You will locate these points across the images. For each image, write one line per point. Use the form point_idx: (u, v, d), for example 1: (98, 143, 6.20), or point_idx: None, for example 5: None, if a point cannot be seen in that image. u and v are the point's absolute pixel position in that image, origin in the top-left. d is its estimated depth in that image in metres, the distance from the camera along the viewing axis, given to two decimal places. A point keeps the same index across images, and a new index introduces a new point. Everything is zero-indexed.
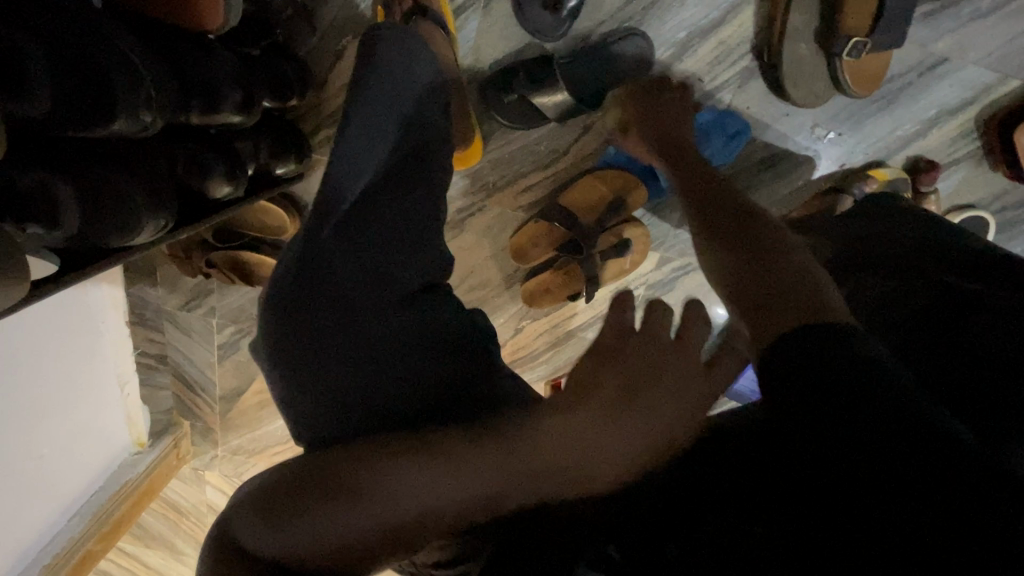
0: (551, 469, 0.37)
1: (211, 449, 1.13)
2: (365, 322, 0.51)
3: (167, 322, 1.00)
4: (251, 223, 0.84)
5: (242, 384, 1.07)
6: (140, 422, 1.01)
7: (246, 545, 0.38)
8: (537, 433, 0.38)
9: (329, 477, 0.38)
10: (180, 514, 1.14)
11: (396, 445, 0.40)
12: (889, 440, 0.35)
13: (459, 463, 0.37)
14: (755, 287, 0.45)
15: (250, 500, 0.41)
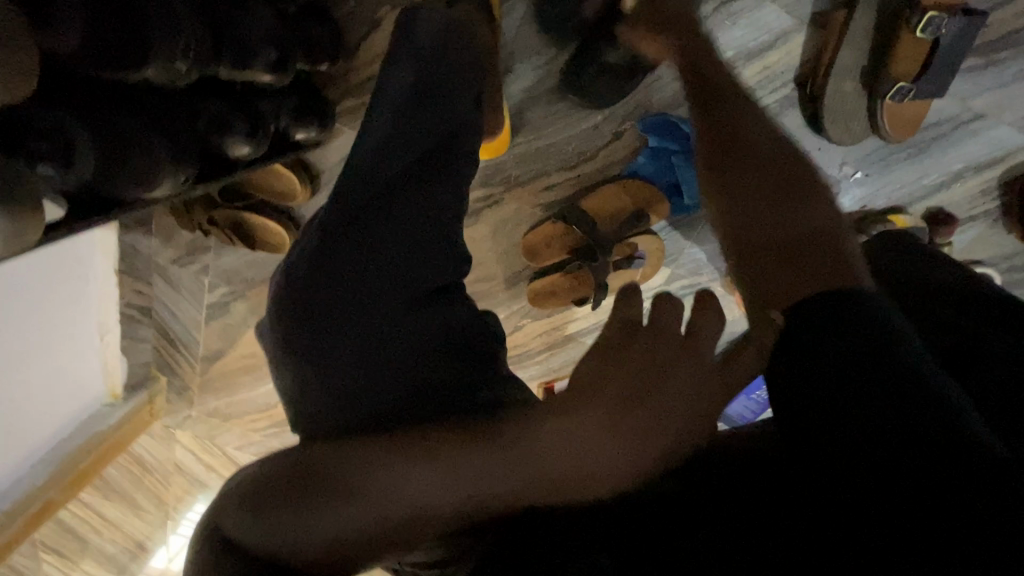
0: (545, 467, 0.35)
1: (185, 409, 1.12)
2: (370, 305, 0.51)
3: (155, 275, 0.95)
4: (260, 185, 0.81)
5: (225, 347, 1.03)
6: (117, 373, 0.97)
7: (232, 536, 0.37)
8: (533, 432, 0.37)
9: (318, 478, 0.38)
10: (145, 470, 1.11)
11: (393, 445, 0.40)
12: (926, 489, 0.31)
13: (451, 461, 0.36)
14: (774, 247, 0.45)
15: (240, 497, 0.40)
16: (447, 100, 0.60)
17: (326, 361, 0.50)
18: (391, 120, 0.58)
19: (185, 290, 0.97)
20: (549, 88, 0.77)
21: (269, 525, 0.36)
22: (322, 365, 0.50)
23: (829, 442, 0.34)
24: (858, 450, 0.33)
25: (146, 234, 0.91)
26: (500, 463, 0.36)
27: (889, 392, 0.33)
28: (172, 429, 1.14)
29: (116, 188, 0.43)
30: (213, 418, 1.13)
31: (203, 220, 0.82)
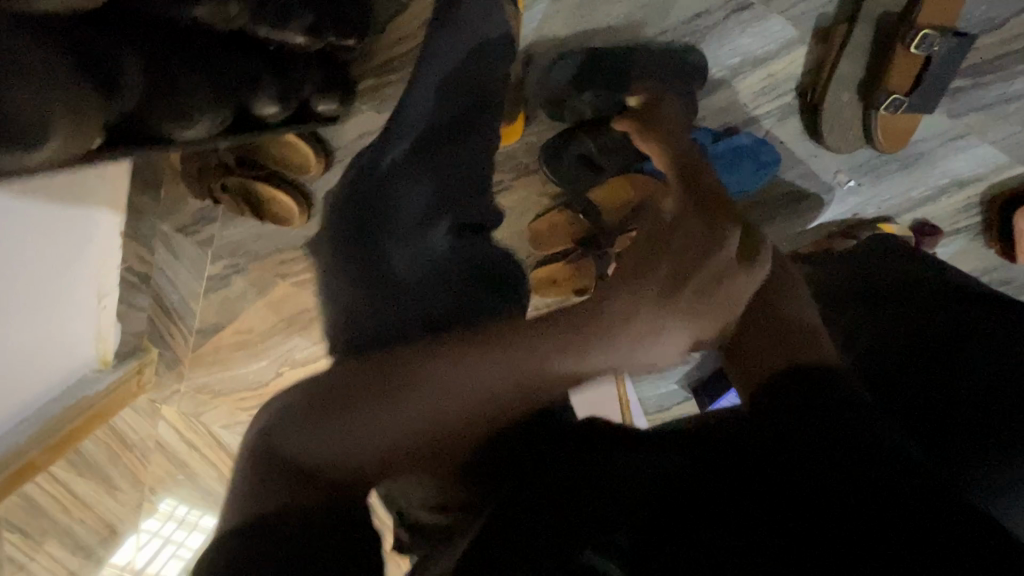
0: (558, 374, 0.43)
1: (173, 383, 1.11)
2: (416, 227, 0.60)
3: (158, 243, 0.95)
4: (276, 156, 0.82)
5: (221, 320, 1.02)
6: (110, 340, 0.97)
7: (292, 450, 0.40)
8: (576, 334, 0.44)
9: (366, 386, 0.43)
10: (125, 445, 1.09)
11: (444, 349, 0.46)
12: (878, 480, 0.34)
13: (505, 349, 0.44)
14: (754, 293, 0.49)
15: (291, 417, 0.42)
16: (485, 66, 0.68)
17: (373, 270, 0.57)
18: (439, 83, 0.67)
19: (186, 260, 0.97)
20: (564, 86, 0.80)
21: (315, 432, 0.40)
22: (371, 275, 0.57)
23: (807, 450, 0.36)
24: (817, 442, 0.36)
25: (152, 200, 0.91)
26: (541, 354, 0.43)
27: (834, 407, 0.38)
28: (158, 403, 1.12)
29: (157, 118, 0.47)
30: (202, 394, 1.12)
31: (215, 186, 0.82)
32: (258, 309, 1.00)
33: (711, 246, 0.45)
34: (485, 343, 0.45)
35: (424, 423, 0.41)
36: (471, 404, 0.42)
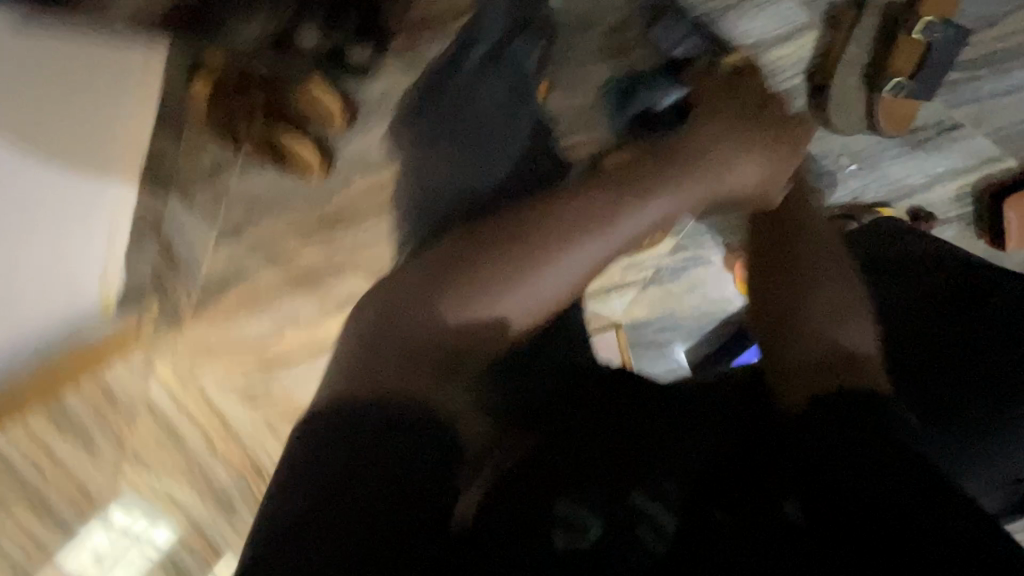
0: (605, 250, 0.61)
1: (170, 342, 1.08)
2: (468, 137, 0.79)
3: (174, 190, 0.96)
4: (300, 106, 0.84)
5: (229, 275, 1.03)
6: (114, 283, 0.97)
7: (385, 312, 0.55)
8: (586, 226, 0.60)
9: (461, 262, 0.58)
10: (112, 407, 1.05)
11: (512, 228, 0.60)
12: (895, 505, 0.44)
13: (561, 227, 0.60)
14: (783, 321, 0.65)
15: (389, 292, 0.57)
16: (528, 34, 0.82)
17: (438, 168, 0.80)
18: (496, 30, 0.80)
19: (201, 209, 0.98)
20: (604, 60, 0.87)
21: (419, 310, 0.55)
22: (437, 174, 0.79)
23: (848, 468, 0.47)
24: (856, 470, 0.47)
25: (175, 143, 0.92)
26: (586, 244, 0.60)
27: (876, 442, 0.48)
28: (153, 362, 1.08)
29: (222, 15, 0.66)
30: (197, 353, 1.09)
31: (244, 129, 0.85)
32: (267, 265, 1.00)
33: (702, 171, 0.70)
34: (542, 233, 0.59)
35: (497, 294, 0.56)
36: (535, 283, 0.58)
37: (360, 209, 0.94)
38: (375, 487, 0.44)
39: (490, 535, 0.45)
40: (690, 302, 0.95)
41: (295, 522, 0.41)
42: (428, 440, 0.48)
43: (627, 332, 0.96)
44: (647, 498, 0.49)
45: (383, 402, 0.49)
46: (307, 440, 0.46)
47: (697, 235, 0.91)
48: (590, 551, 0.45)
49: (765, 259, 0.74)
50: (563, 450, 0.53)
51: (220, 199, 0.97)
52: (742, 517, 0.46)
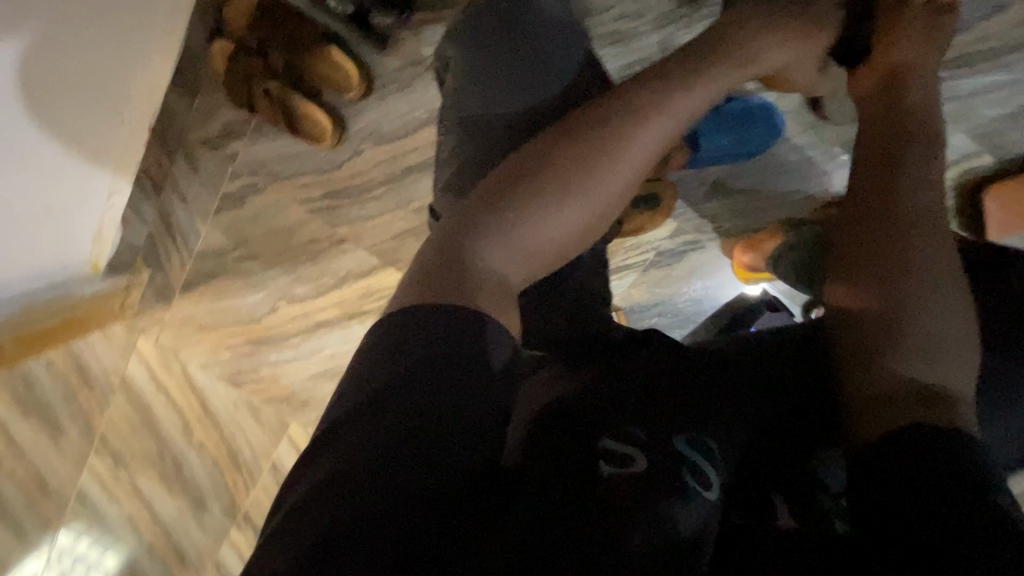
0: (668, 136, 0.56)
1: (157, 312, 1.05)
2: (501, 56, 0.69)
3: (181, 153, 0.96)
4: (320, 72, 0.86)
5: (227, 244, 1.01)
6: (107, 244, 0.95)
7: (442, 240, 0.49)
8: (635, 116, 0.55)
9: (512, 177, 0.52)
10: (84, 384, 1.02)
11: (559, 133, 0.54)
12: (931, 496, 0.40)
13: (610, 121, 0.54)
14: (874, 274, 0.50)
15: (441, 228, 0.50)
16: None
17: (473, 89, 0.69)
18: None
19: (205, 176, 0.97)
20: (640, 39, 0.84)
21: (475, 219, 0.50)
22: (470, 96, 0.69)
23: (887, 459, 0.42)
24: (896, 460, 0.42)
25: (186, 106, 0.93)
26: (642, 149, 0.55)
27: (916, 433, 0.43)
28: (136, 334, 1.05)
29: None
30: (184, 328, 1.05)
31: (257, 92, 0.87)
32: (266, 235, 0.99)
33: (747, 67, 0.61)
34: (596, 141, 0.53)
35: (553, 198, 0.51)
36: (597, 188, 0.52)
37: (367, 180, 0.93)
38: (439, 421, 0.40)
39: (551, 470, 0.43)
40: (692, 285, 0.96)
41: (358, 453, 0.38)
42: (496, 389, 0.42)
43: (626, 314, 0.98)
44: (694, 442, 0.47)
45: (444, 323, 0.43)
46: (377, 370, 0.41)
47: (699, 220, 0.93)
48: (647, 481, 0.43)
49: (863, 180, 0.55)
50: (628, 387, 0.49)
51: (227, 164, 0.96)
52: (786, 529, 0.44)
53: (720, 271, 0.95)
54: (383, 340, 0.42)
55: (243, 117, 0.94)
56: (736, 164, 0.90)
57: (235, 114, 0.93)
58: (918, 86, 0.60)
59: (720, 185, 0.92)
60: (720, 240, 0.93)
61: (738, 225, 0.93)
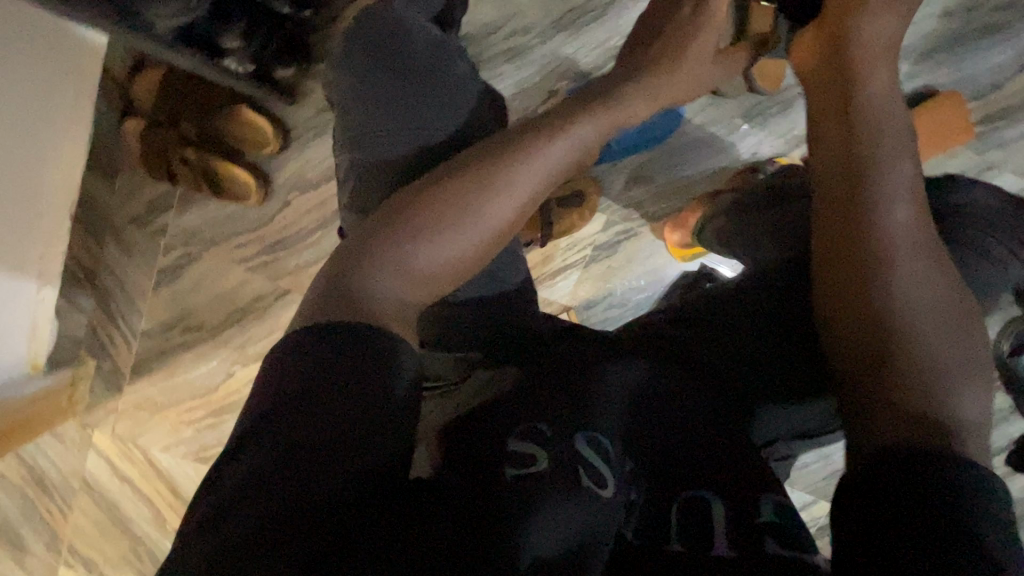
0: (556, 169, 0.58)
1: (109, 402, 1.01)
2: (382, 78, 0.69)
3: (108, 237, 0.95)
4: (234, 132, 0.89)
5: (170, 319, 0.99)
6: (44, 340, 0.92)
7: (333, 269, 0.51)
8: (527, 153, 0.57)
9: (405, 210, 0.54)
10: (43, 490, 0.99)
11: (458, 172, 0.56)
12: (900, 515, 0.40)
13: (502, 160, 0.56)
14: (847, 292, 0.53)
15: (338, 256, 0.52)
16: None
17: (355, 118, 0.68)
18: None
19: (138, 254, 0.96)
20: (529, 53, 0.90)
21: (369, 257, 0.51)
22: (358, 122, 0.68)
23: (868, 481, 0.43)
24: (879, 479, 0.43)
25: (108, 189, 0.93)
26: (519, 176, 0.56)
27: (903, 457, 0.43)
28: (90, 430, 1.01)
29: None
30: (139, 413, 1.02)
31: (173, 160, 0.88)
32: (209, 301, 0.98)
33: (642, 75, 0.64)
34: (472, 178, 0.55)
35: (438, 233, 0.53)
36: (478, 220, 0.54)
37: (300, 228, 0.94)
38: (305, 454, 0.40)
39: (451, 483, 0.44)
40: (633, 271, 0.99)
41: (231, 487, 0.39)
42: (361, 415, 0.42)
43: (578, 313, 1.00)
44: (593, 441, 0.46)
45: (306, 355, 0.43)
46: (257, 405, 0.42)
47: (624, 211, 0.97)
48: (534, 483, 0.43)
49: (830, 189, 0.57)
50: (527, 394, 0.50)
51: (158, 239, 0.96)
52: (685, 547, 0.42)
53: (657, 254, 0.98)
54: (264, 376, 0.44)
55: (167, 190, 0.94)
56: (651, 149, 0.95)
57: (159, 189, 0.94)
58: (869, 70, 0.58)
59: (639, 172, 0.96)
60: (649, 225, 0.97)
61: (664, 207, 0.97)
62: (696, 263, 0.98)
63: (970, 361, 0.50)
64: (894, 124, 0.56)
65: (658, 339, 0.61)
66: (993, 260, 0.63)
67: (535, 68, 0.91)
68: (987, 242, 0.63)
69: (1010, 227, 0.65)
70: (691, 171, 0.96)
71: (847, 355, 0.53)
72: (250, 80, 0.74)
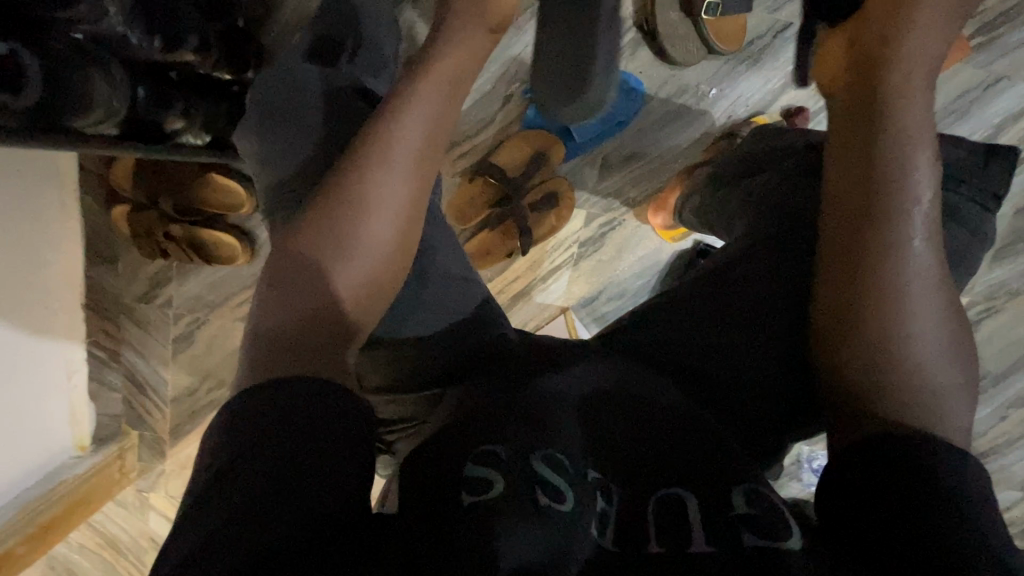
0: (447, 121, 0.55)
1: (158, 465, 1.06)
2: (299, 103, 0.63)
3: (122, 316, 1.00)
4: (211, 199, 0.92)
5: (195, 382, 1.03)
6: (86, 420, 0.99)
7: (266, 305, 0.46)
8: (426, 124, 0.53)
9: (320, 213, 0.49)
10: (118, 552, 1.04)
11: (359, 156, 0.51)
12: (889, 512, 0.41)
13: (394, 131, 0.52)
14: (847, 280, 0.50)
15: (268, 286, 0.48)
16: (363, 30, 0.73)
17: (266, 133, 0.62)
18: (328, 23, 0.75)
19: (154, 329, 1.01)
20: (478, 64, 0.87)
21: (282, 293, 0.47)
22: (266, 137, 0.62)
23: (867, 478, 0.43)
24: (876, 478, 0.43)
25: (112, 273, 0.98)
26: (400, 187, 0.51)
27: (894, 452, 0.43)
28: (146, 493, 1.05)
29: (65, 114, 0.56)
30: (186, 472, 1.05)
31: (162, 237, 0.93)
32: (227, 359, 1.02)
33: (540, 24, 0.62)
34: (353, 190, 0.49)
35: (335, 265, 0.47)
36: (366, 243, 0.49)
37: None
38: (266, 499, 0.35)
39: (408, 517, 0.37)
40: (625, 261, 0.96)
41: (188, 556, 0.33)
42: (314, 435, 0.37)
43: (576, 312, 0.98)
44: (552, 457, 0.40)
45: (270, 399, 0.39)
46: (214, 455, 0.37)
47: (603, 202, 0.94)
48: (493, 506, 0.36)
49: (845, 173, 0.53)
50: (476, 415, 0.43)
51: (167, 310, 1.00)
52: (665, 547, 0.38)
53: (647, 239, 0.95)
54: (221, 427, 0.38)
55: (165, 263, 0.99)
56: (618, 135, 0.92)
57: (159, 263, 0.99)
58: (898, 26, 0.55)
59: (610, 160, 0.93)
60: (633, 211, 0.94)
61: (643, 190, 0.94)
62: (688, 242, 0.95)
63: (960, 378, 0.47)
64: (924, 112, 0.53)
65: (642, 333, 0.57)
66: (968, 224, 0.63)
67: (484, 78, 0.88)
68: (955, 202, 0.63)
69: (989, 181, 0.64)
70: (666, 148, 0.93)
71: (856, 337, 0.48)
72: (209, 152, 0.73)
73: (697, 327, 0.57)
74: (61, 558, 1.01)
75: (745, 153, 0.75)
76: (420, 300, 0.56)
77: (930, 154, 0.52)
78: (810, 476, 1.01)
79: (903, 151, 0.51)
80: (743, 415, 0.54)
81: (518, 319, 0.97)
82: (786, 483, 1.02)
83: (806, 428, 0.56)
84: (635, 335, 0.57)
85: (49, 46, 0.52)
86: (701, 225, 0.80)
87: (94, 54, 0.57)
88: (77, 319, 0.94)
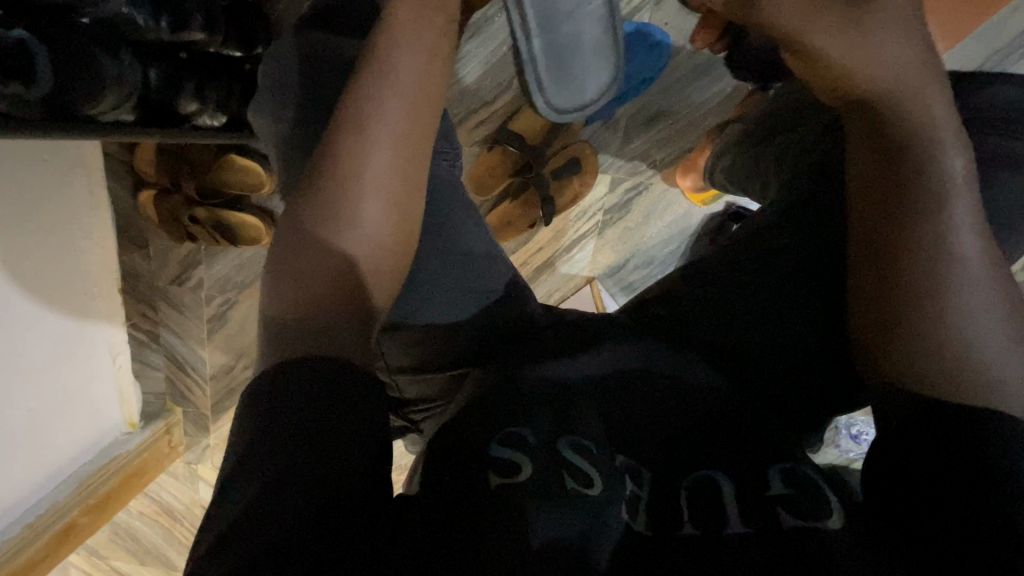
0: (420, 84, 0.52)
1: (204, 439, 1.10)
2: (313, 81, 0.61)
3: (157, 299, 1.03)
4: (229, 181, 0.93)
5: (230, 360, 1.07)
6: (133, 401, 1.02)
7: (275, 297, 0.45)
8: (400, 92, 0.50)
9: (315, 202, 0.47)
10: (174, 519, 1.09)
11: (336, 138, 0.49)
12: (938, 494, 0.40)
13: (354, 110, 0.49)
14: (884, 277, 0.46)
15: (277, 278, 0.46)
16: None
17: (277, 116, 0.61)
18: None
19: (188, 310, 1.04)
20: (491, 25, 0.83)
21: (290, 283, 0.45)
22: (284, 117, 0.61)
23: (918, 461, 0.42)
24: (925, 457, 0.41)
25: (144, 257, 1.01)
26: (385, 166, 0.48)
27: (951, 431, 0.41)
28: (194, 465, 1.10)
29: (76, 103, 0.54)
30: None
31: (187, 220, 0.94)
32: None
33: None
34: (337, 186, 0.47)
35: (356, 263, 0.46)
36: (364, 226, 0.47)
37: None
38: (291, 476, 0.35)
39: (432, 501, 0.37)
40: (652, 227, 0.93)
41: (226, 529, 0.33)
42: (345, 421, 0.37)
43: (603, 282, 0.95)
44: (578, 445, 0.39)
45: (296, 381, 0.39)
46: (246, 429, 0.37)
47: (628, 166, 0.90)
48: (520, 489, 0.36)
49: (863, 166, 0.50)
50: (496, 394, 0.43)
51: (199, 292, 1.03)
52: (697, 528, 0.37)
53: (676, 204, 0.92)
54: (249, 411, 0.38)
55: (193, 246, 1.01)
56: (643, 94, 0.87)
57: (188, 247, 1.01)
58: None
59: (635, 120, 0.89)
60: (660, 174, 0.91)
61: (670, 152, 0.90)
62: (716, 206, 0.92)
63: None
64: (940, 90, 0.50)
65: (664, 310, 0.55)
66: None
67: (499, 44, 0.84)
68: (1009, 149, 0.58)
69: None
70: (698, 104, 0.88)
71: (894, 335, 0.44)
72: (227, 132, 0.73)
73: (724, 307, 0.55)
74: (123, 526, 1.06)
75: (781, 106, 0.70)
76: (442, 278, 0.55)
77: (955, 134, 0.48)
78: (848, 442, 0.99)
79: (929, 134, 0.48)
80: (778, 395, 0.52)
81: (544, 291, 0.95)
82: (824, 449, 1.00)
83: (846, 402, 0.53)
84: (658, 313, 0.55)
85: (57, 32, 0.51)
86: (732, 185, 0.75)
87: (100, 39, 0.55)
88: (116, 308, 0.97)
